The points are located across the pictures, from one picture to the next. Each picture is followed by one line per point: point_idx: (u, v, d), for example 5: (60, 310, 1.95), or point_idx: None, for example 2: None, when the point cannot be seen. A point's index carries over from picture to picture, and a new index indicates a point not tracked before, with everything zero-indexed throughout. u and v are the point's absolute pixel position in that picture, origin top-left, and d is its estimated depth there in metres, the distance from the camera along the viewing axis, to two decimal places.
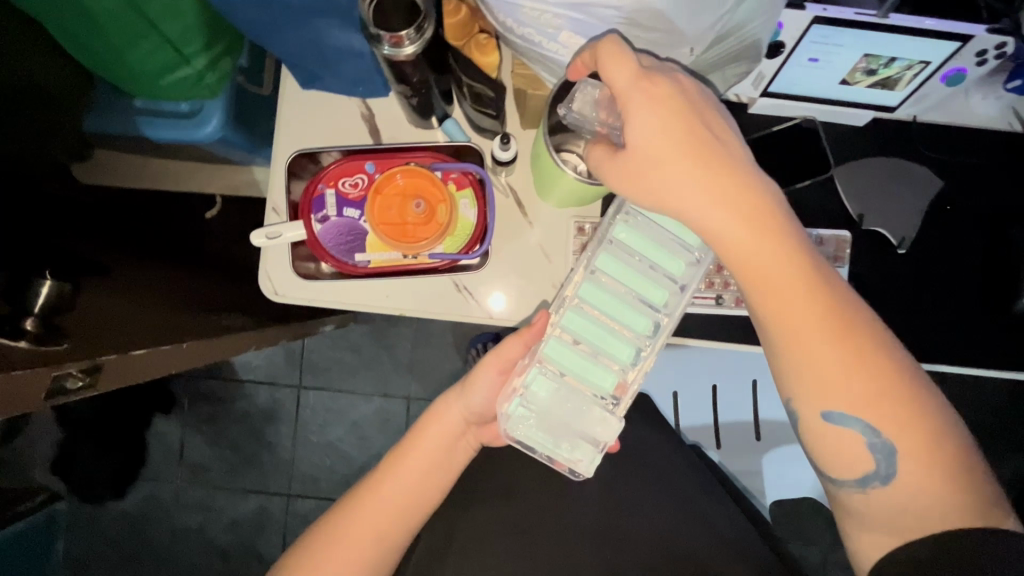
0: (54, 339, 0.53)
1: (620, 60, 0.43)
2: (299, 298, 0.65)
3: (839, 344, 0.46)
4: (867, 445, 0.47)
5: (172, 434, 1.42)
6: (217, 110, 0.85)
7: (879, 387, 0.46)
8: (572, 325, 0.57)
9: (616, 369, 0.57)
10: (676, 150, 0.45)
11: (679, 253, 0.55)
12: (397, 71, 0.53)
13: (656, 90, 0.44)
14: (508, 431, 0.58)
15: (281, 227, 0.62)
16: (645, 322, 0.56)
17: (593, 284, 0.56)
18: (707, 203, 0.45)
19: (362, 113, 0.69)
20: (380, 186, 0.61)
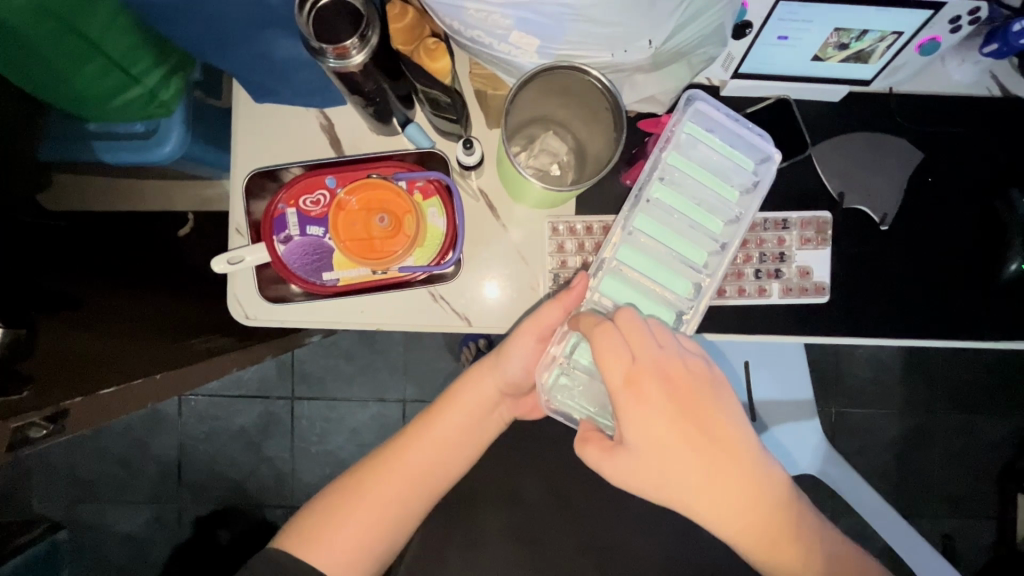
0: (11, 390, 0.52)
1: (607, 358, 0.51)
2: (272, 320, 0.63)
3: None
4: None
5: (168, 454, 1.41)
6: (174, 127, 0.82)
7: None
8: (610, 290, 0.58)
9: None
10: (667, 451, 0.51)
11: (716, 212, 0.57)
12: (348, 82, 0.50)
13: (645, 394, 0.51)
14: (552, 403, 0.60)
15: (243, 251, 0.60)
16: (687, 285, 0.57)
17: (633, 246, 0.57)
18: (695, 492, 0.51)
19: (321, 124, 0.66)
20: (338, 205, 0.59)
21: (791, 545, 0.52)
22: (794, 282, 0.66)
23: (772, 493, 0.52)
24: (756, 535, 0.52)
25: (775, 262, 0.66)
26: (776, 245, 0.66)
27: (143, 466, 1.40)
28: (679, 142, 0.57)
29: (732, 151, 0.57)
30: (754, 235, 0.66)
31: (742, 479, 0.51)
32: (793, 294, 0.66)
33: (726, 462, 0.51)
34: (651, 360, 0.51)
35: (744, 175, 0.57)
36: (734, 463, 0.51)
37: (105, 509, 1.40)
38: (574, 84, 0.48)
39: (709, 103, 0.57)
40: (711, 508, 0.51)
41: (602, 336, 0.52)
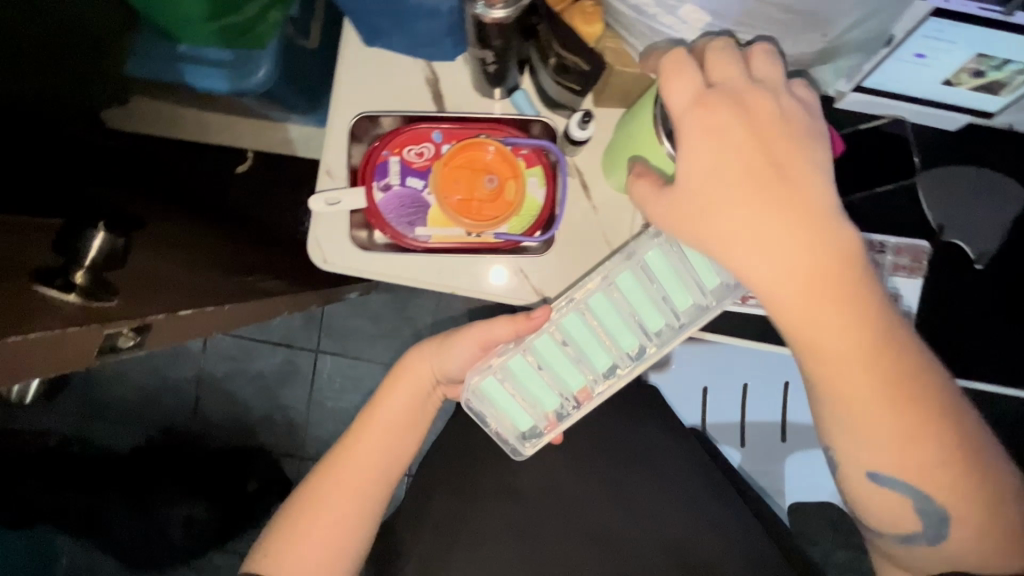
0: (101, 294, 0.50)
1: (675, 80, 0.44)
2: (349, 268, 0.62)
3: (906, 418, 0.45)
4: (918, 512, 0.47)
5: (186, 388, 1.42)
6: (264, 61, 0.79)
7: (940, 449, 0.45)
8: (566, 326, 0.59)
9: (588, 374, 0.60)
10: (727, 196, 0.44)
11: (691, 291, 0.58)
12: (481, 34, 0.50)
13: (712, 120, 0.44)
14: (469, 402, 0.62)
15: (341, 193, 0.59)
16: (634, 343, 0.59)
17: (604, 296, 0.58)
18: (764, 248, 0.44)
19: (427, 77, 0.65)
20: (454, 154, 0.58)
21: (869, 348, 0.45)
22: None
23: (847, 276, 0.44)
24: (822, 317, 0.44)
25: None
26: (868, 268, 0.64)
27: (160, 395, 1.41)
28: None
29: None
30: None
31: (817, 245, 0.43)
32: None
33: (799, 217, 0.44)
34: (727, 92, 0.44)
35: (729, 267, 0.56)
36: (808, 233, 0.44)
37: (117, 433, 1.41)
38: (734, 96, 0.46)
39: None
40: (774, 268, 0.44)
41: (674, 68, 0.44)
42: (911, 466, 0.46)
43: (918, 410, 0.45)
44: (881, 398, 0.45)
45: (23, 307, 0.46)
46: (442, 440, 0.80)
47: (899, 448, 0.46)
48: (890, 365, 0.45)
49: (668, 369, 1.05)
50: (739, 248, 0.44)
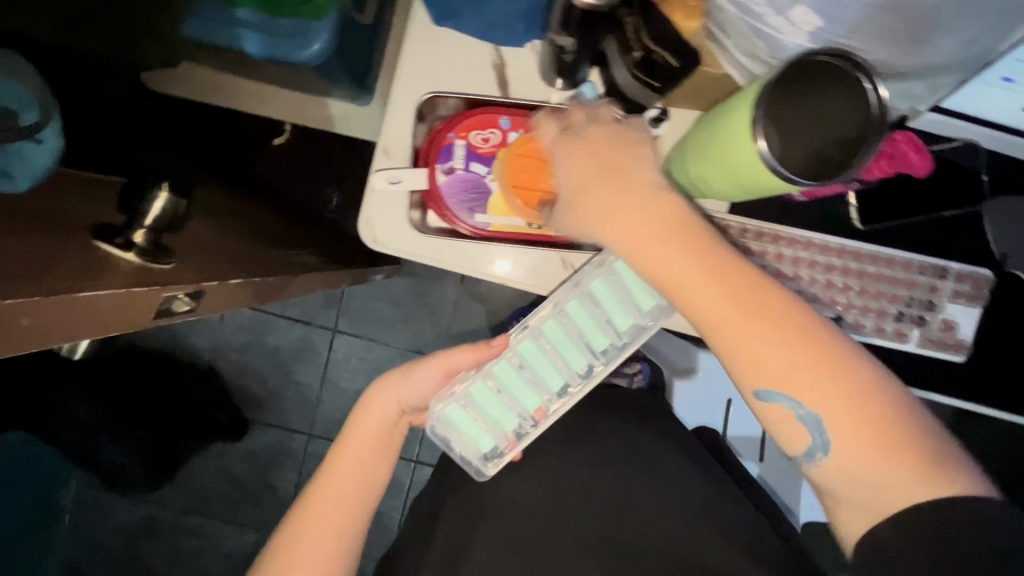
0: (160, 257, 0.49)
1: (543, 125, 0.53)
2: (399, 249, 0.61)
3: (770, 329, 0.43)
4: (807, 426, 0.43)
5: (200, 356, 1.41)
6: (322, 33, 0.78)
7: (809, 358, 0.42)
8: (521, 351, 0.62)
9: (543, 395, 0.63)
10: (582, 180, 0.49)
11: (632, 314, 0.60)
12: (568, 22, 0.49)
13: (581, 142, 0.50)
14: (436, 428, 0.65)
15: (401, 173, 0.59)
16: (582, 362, 0.62)
17: (555, 324, 0.60)
18: (607, 210, 0.47)
19: (493, 62, 0.63)
20: (528, 141, 0.56)
21: (710, 270, 0.45)
22: (936, 333, 0.64)
23: (682, 221, 0.46)
24: (661, 252, 0.45)
25: (922, 309, 0.63)
26: (927, 292, 0.63)
27: (175, 361, 1.41)
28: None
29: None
30: (908, 276, 0.63)
31: (643, 197, 0.47)
32: (930, 346, 0.63)
33: (622, 178, 0.48)
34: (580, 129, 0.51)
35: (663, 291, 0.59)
36: (635, 186, 0.47)
37: None
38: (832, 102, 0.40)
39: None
40: (617, 220, 0.47)
41: (544, 119, 0.53)
42: (792, 379, 0.42)
43: (779, 329, 0.43)
44: (733, 317, 0.44)
45: (88, 263, 0.44)
46: None
47: (772, 363, 0.43)
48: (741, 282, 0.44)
49: (693, 376, 1.04)
50: (593, 218, 0.48)
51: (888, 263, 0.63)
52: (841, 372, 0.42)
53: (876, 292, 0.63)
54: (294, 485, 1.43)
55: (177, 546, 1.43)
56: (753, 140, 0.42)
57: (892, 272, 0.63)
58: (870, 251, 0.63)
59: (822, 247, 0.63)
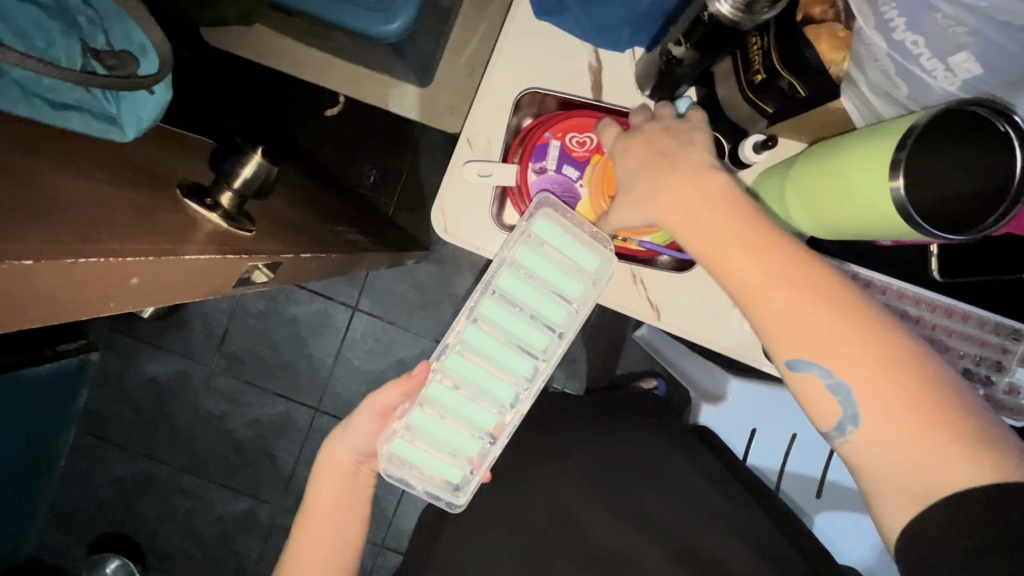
0: (244, 223, 0.47)
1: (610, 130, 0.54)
2: (470, 243, 0.60)
3: (825, 315, 0.42)
4: (837, 396, 0.42)
5: (217, 316, 1.38)
6: (407, 9, 0.76)
7: (848, 333, 0.42)
8: (453, 370, 0.58)
9: (495, 409, 0.60)
10: (642, 169, 0.50)
11: (559, 306, 0.57)
12: (693, 31, 0.47)
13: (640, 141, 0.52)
14: (390, 472, 0.59)
15: (493, 167, 0.58)
16: (526, 366, 0.59)
17: (475, 330, 0.57)
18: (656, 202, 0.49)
19: (590, 64, 0.61)
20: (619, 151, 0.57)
21: (760, 247, 0.45)
22: (999, 396, 0.63)
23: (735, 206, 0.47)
24: (714, 234, 0.46)
25: (991, 369, 0.62)
26: (998, 352, 0.62)
27: (190, 319, 1.38)
28: (530, 238, 0.54)
29: (575, 244, 0.56)
30: (980, 334, 0.62)
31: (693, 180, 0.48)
32: (993, 408, 0.63)
33: (680, 163, 0.49)
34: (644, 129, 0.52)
35: (586, 274, 0.57)
36: (690, 173, 0.48)
37: (140, 347, 1.39)
38: (976, 158, 0.40)
39: (557, 208, 0.55)
40: (668, 205, 0.48)
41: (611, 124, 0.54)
42: (841, 358, 0.41)
43: (826, 309, 0.42)
44: (786, 302, 0.44)
45: (178, 219, 0.42)
46: None
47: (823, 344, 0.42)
48: (792, 266, 0.44)
49: (722, 403, 1.03)
50: (651, 203, 0.49)
51: (963, 320, 0.62)
52: (908, 363, 0.40)
53: (947, 347, 0.62)
54: (295, 458, 1.42)
55: (168, 504, 1.42)
56: (891, 181, 0.41)
57: (965, 329, 0.62)
58: (947, 305, 0.62)
59: (897, 294, 0.61)
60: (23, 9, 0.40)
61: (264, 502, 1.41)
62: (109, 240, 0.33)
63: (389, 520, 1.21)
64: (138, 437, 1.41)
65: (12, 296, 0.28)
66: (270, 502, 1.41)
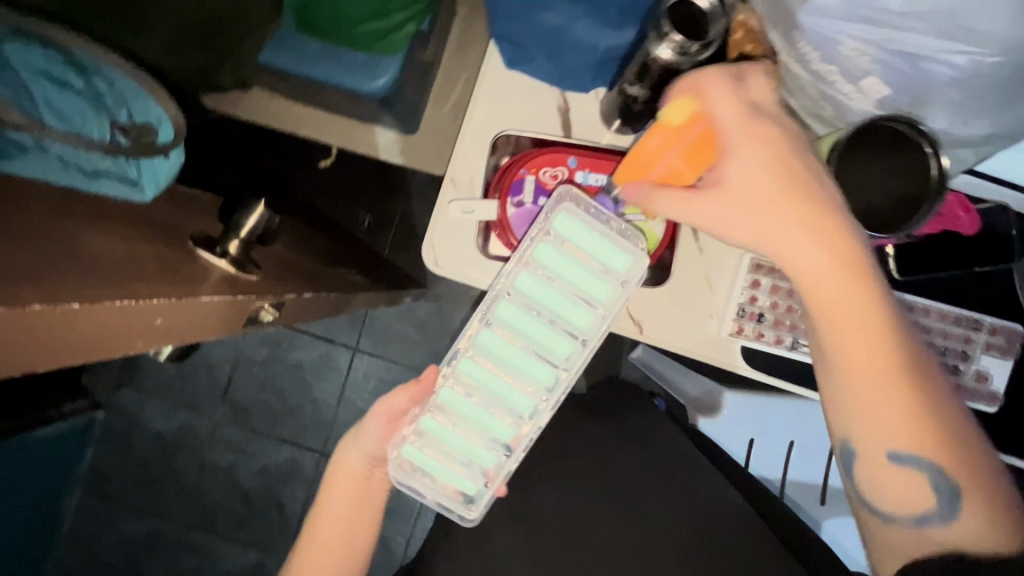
0: (250, 269, 0.51)
1: (716, 90, 0.49)
2: (461, 274, 0.65)
3: (927, 409, 0.46)
4: (927, 484, 0.46)
5: (221, 367, 1.41)
6: (391, 67, 0.84)
7: (940, 431, 0.46)
8: (466, 374, 0.63)
9: (511, 419, 0.64)
10: (772, 184, 0.49)
11: (581, 314, 0.61)
12: (645, 74, 0.53)
13: (762, 135, 0.49)
14: (401, 478, 0.65)
15: (476, 204, 0.64)
16: (545, 375, 0.63)
17: (488, 334, 0.62)
18: (786, 227, 0.48)
19: (560, 106, 0.67)
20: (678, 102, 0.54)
21: (881, 332, 0.47)
22: (968, 384, 0.66)
23: (865, 281, 0.48)
24: (834, 302, 0.48)
25: (958, 358, 0.66)
26: (962, 342, 0.66)
27: (195, 370, 1.41)
28: (551, 237, 0.58)
29: (599, 247, 0.59)
30: (942, 326, 0.66)
31: (809, 214, 0.48)
32: (964, 395, 0.66)
33: (814, 217, 0.48)
34: (758, 111, 0.50)
35: (611, 277, 0.60)
36: (825, 226, 0.48)
37: (147, 402, 1.41)
38: (898, 163, 0.47)
39: (579, 205, 0.58)
40: (792, 256, 0.49)
41: (717, 85, 0.49)
42: (926, 449, 0.46)
43: (921, 399, 0.46)
44: (885, 387, 0.47)
45: (191, 265, 0.47)
46: None
47: (880, 418, 0.47)
48: (898, 361, 0.47)
49: (720, 416, 1.06)
50: (761, 231, 0.49)
51: (925, 314, 0.67)
52: (977, 469, 0.46)
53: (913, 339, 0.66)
54: (302, 505, 1.42)
55: (177, 561, 1.41)
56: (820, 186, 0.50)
57: (928, 323, 0.66)
58: (909, 301, 0.66)
59: None
60: (64, 95, 0.46)
61: (273, 552, 1.41)
62: (132, 284, 0.37)
63: (398, 559, 1.21)
64: (145, 494, 1.41)
65: (48, 336, 0.32)
66: (278, 552, 1.41)
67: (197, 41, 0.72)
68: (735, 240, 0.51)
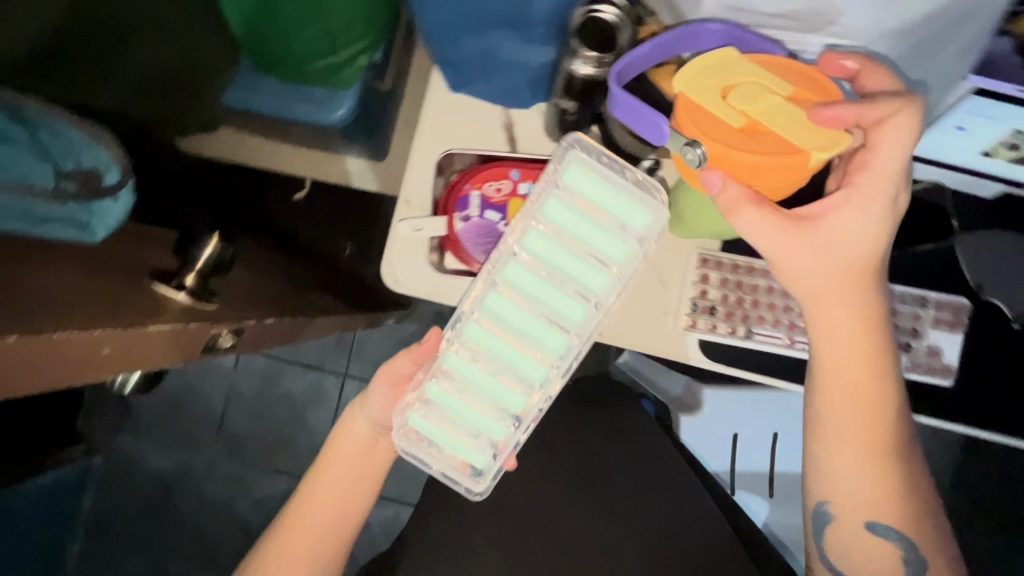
0: (207, 298, 0.54)
1: (893, 135, 0.50)
2: (418, 289, 0.67)
3: (890, 484, 0.58)
4: (883, 540, 0.58)
5: (215, 402, 1.43)
6: (348, 99, 0.88)
7: (898, 500, 0.58)
8: (471, 340, 0.58)
9: (521, 389, 0.58)
10: (840, 263, 0.53)
11: (595, 275, 0.55)
12: (569, 89, 0.57)
13: (868, 201, 0.52)
14: (405, 447, 0.61)
15: (425, 221, 0.67)
16: (558, 344, 0.57)
17: (496, 298, 0.56)
18: (832, 304, 0.55)
19: (503, 122, 0.70)
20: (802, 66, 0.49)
21: (872, 421, 0.57)
22: (921, 360, 0.68)
23: (877, 377, 0.57)
24: (846, 391, 0.57)
25: (908, 335, 0.67)
26: (910, 320, 0.68)
27: (190, 409, 1.43)
28: (558, 190, 0.53)
29: (617, 198, 0.53)
30: (890, 306, 0.68)
31: (855, 316, 0.55)
32: (918, 370, 0.67)
33: (854, 311, 0.55)
34: (887, 167, 0.51)
35: (628, 233, 0.53)
36: (859, 327, 0.56)
37: (144, 444, 1.42)
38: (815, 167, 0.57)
39: (594, 154, 0.52)
40: (827, 340, 0.56)
41: (897, 132, 0.50)
42: (890, 516, 0.58)
43: (890, 478, 0.58)
44: (863, 466, 0.57)
45: (147, 299, 0.49)
46: None
47: (855, 483, 0.58)
48: (884, 446, 0.57)
49: (701, 412, 1.06)
50: (818, 296, 0.55)
51: None
52: (925, 533, 0.59)
53: None
54: None
55: None
56: None
57: None
58: None
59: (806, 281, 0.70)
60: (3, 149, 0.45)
61: None
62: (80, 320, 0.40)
63: None
64: (147, 535, 1.42)
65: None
66: None
67: (158, 89, 0.76)
68: (790, 286, 0.55)
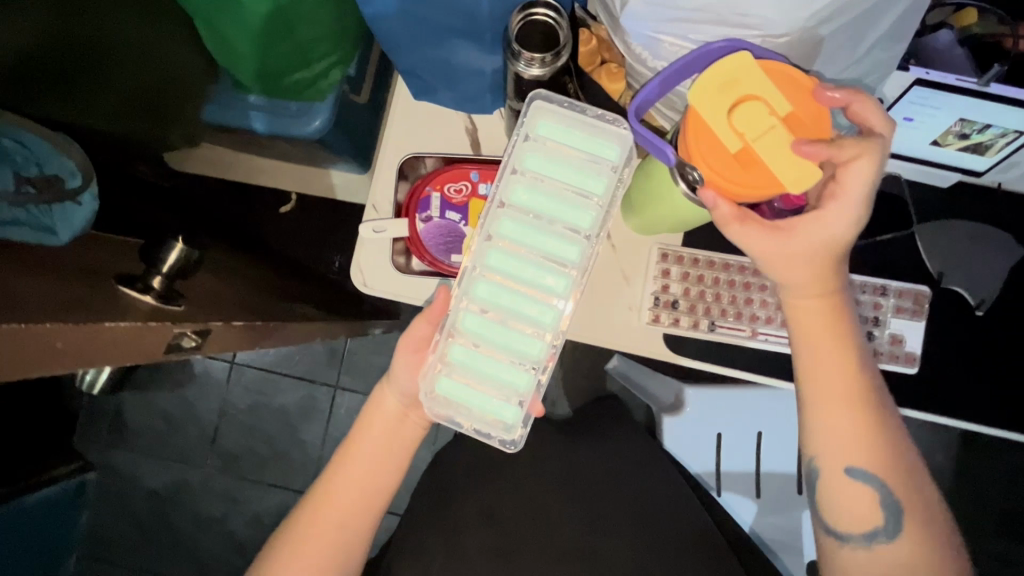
0: (175, 299, 0.56)
1: (862, 167, 0.50)
2: (385, 290, 0.69)
3: (877, 451, 0.56)
4: (877, 507, 0.56)
5: (208, 417, 1.44)
6: (323, 112, 0.91)
7: (884, 466, 0.56)
8: (480, 296, 0.56)
9: (535, 332, 0.56)
10: (814, 264, 0.55)
11: (583, 208, 0.54)
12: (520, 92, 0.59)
13: (843, 213, 0.53)
14: (441, 414, 0.57)
15: (387, 224, 0.68)
16: (561, 281, 0.55)
17: (494, 251, 0.55)
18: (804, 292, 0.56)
19: (466, 127, 0.73)
20: (807, 82, 0.48)
21: (857, 398, 0.57)
22: (885, 347, 0.68)
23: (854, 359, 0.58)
24: (826, 371, 0.57)
25: (869, 324, 0.68)
26: (872, 309, 0.68)
27: (183, 424, 1.44)
28: (535, 140, 0.54)
29: (584, 136, 0.54)
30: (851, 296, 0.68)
31: (826, 305, 0.57)
32: (881, 359, 0.68)
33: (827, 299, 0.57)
34: (859, 188, 0.52)
35: (603, 165, 0.54)
36: (831, 312, 0.57)
37: (138, 461, 1.43)
38: None
39: (552, 102, 0.54)
40: (805, 326, 0.58)
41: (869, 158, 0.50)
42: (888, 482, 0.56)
43: (877, 447, 0.56)
44: (847, 439, 0.56)
45: (111, 299, 0.51)
46: (463, 465, 0.84)
47: (841, 453, 0.57)
48: (866, 418, 0.56)
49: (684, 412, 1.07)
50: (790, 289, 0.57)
51: None
52: (915, 503, 0.57)
53: None
54: None
55: None
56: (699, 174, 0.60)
57: None
58: None
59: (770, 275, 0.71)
60: None
61: None
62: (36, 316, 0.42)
63: None
64: (143, 553, 1.42)
65: None
66: None
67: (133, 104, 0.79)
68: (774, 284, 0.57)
